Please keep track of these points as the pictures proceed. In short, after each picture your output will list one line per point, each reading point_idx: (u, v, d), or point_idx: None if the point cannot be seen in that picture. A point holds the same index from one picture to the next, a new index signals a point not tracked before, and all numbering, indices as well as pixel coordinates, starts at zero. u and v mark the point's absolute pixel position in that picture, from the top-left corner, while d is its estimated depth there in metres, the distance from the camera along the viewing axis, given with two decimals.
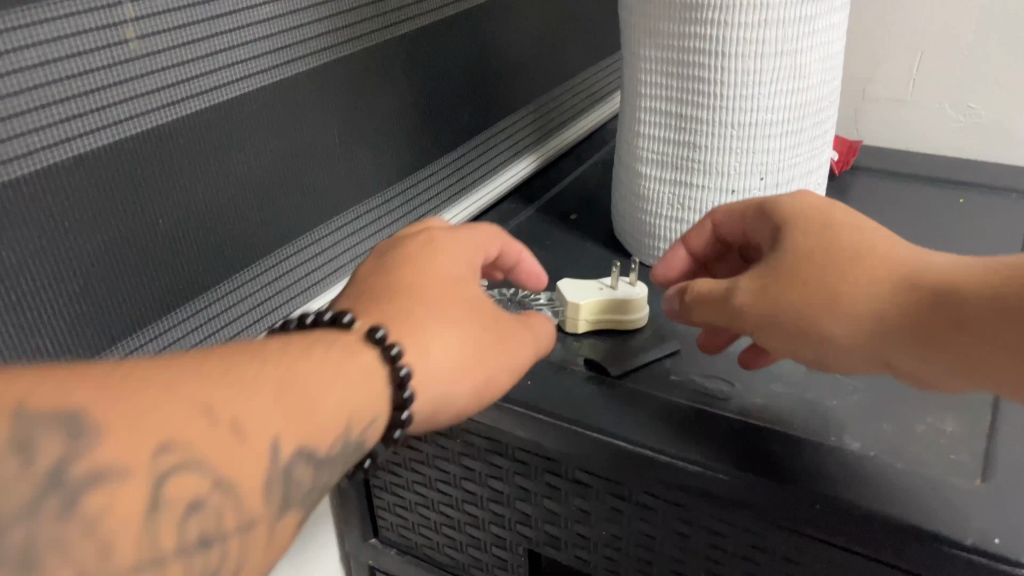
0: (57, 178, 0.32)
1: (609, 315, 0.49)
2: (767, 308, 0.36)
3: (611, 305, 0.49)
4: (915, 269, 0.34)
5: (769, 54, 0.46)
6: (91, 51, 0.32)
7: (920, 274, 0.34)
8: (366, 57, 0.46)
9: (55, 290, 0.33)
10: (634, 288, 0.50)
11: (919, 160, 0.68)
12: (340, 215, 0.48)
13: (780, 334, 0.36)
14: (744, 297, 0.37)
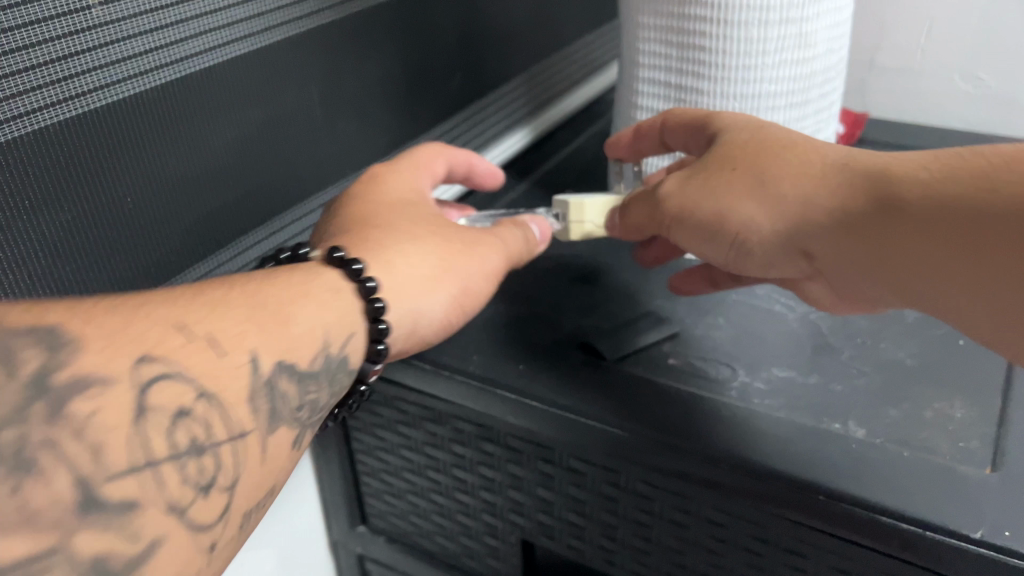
0: (21, 154, 0.30)
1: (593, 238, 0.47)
2: (682, 206, 0.39)
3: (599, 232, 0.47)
4: (850, 157, 0.35)
5: (774, 22, 0.44)
6: (48, 18, 0.30)
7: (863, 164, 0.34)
8: (349, 24, 0.44)
9: (19, 274, 0.31)
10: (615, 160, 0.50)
11: (926, 133, 0.66)
12: (321, 190, 0.46)
13: (695, 232, 0.38)
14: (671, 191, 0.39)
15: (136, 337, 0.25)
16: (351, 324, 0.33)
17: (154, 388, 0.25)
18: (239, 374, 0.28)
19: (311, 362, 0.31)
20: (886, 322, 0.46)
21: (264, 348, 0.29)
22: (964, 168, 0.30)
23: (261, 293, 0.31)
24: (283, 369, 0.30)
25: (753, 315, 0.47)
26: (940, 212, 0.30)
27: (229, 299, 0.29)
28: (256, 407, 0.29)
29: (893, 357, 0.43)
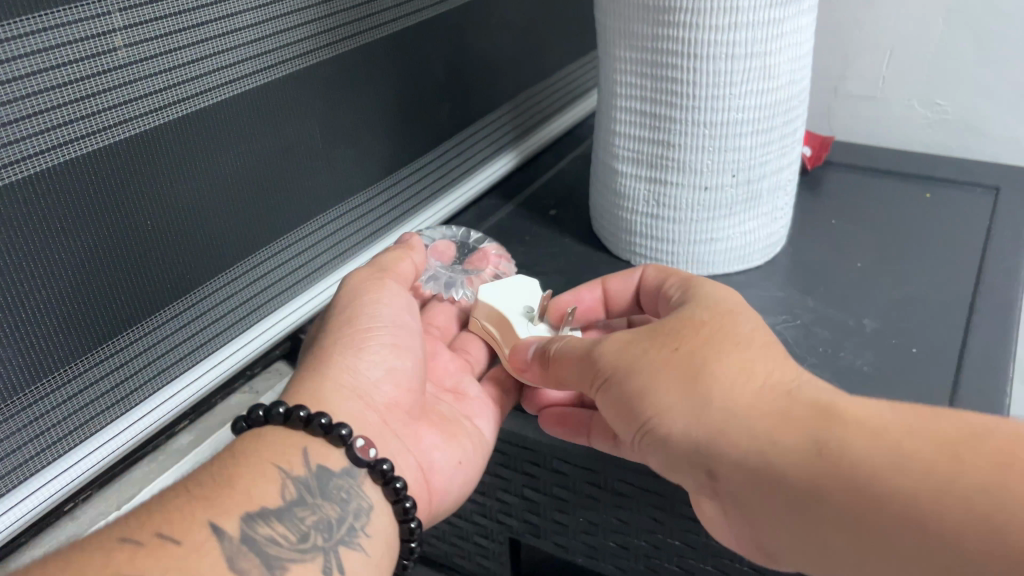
0: (51, 181, 0.34)
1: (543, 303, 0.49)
2: (559, 376, 0.40)
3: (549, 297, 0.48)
4: (707, 355, 0.35)
5: (739, 56, 0.48)
6: (80, 59, 0.33)
7: (707, 361, 0.35)
8: (346, 59, 0.47)
9: (48, 290, 0.35)
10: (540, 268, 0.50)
11: (888, 156, 0.70)
12: (323, 213, 0.49)
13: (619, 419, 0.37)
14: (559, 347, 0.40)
15: (195, 516, 0.30)
16: (358, 412, 0.38)
17: (241, 544, 0.30)
18: (293, 501, 0.33)
19: (345, 463, 0.36)
20: (846, 332, 0.49)
21: (298, 476, 0.34)
22: (813, 420, 0.31)
23: (254, 448, 0.34)
24: (329, 473, 0.35)
25: None
26: (779, 481, 0.31)
27: (231, 470, 0.33)
28: (326, 513, 0.34)
29: (852, 365, 0.46)
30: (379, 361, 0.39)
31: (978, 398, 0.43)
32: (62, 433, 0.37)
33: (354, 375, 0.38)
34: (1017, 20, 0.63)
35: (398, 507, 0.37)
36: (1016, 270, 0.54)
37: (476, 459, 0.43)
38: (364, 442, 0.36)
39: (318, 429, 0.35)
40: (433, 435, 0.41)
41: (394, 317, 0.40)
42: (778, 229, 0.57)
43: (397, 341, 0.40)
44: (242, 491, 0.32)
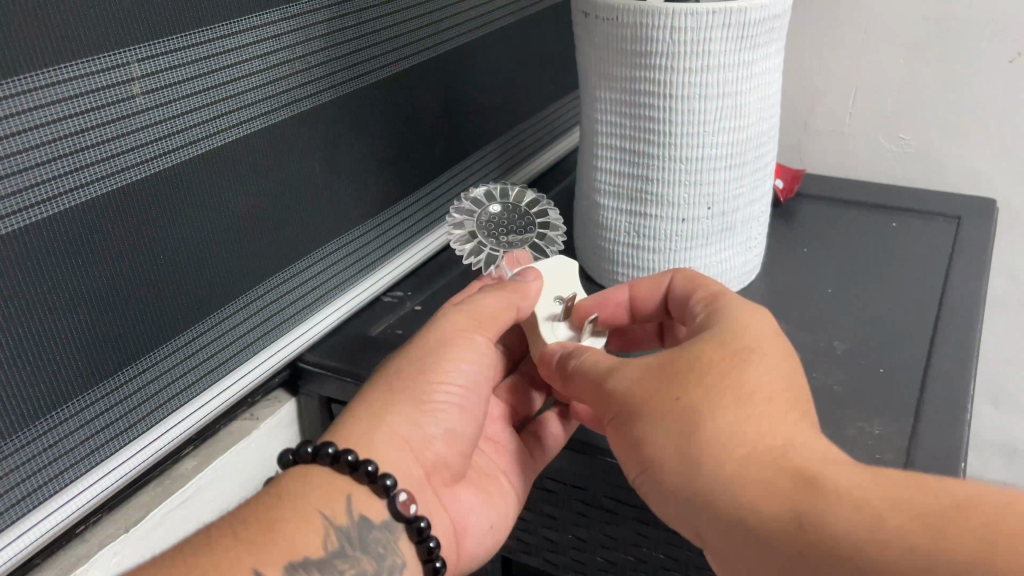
0: (72, 219, 0.36)
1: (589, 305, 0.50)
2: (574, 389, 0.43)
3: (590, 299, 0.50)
4: (707, 405, 0.35)
5: (711, 96, 0.51)
6: (103, 106, 0.36)
7: (711, 410, 0.34)
8: (344, 101, 0.50)
9: (68, 320, 0.37)
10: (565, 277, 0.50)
11: (856, 188, 0.74)
12: (322, 246, 0.51)
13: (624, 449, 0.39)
14: (576, 363, 0.42)
15: (242, 561, 0.32)
16: (406, 467, 0.40)
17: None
18: (336, 553, 0.35)
19: (386, 516, 0.38)
20: (819, 353, 0.52)
21: (342, 525, 0.36)
22: (793, 488, 0.30)
23: (302, 490, 0.36)
24: (369, 526, 0.37)
25: None
26: (750, 543, 0.31)
27: (277, 512, 0.35)
28: (364, 566, 0.36)
29: (823, 384, 0.49)
30: (440, 420, 0.41)
31: (941, 412, 0.46)
32: (77, 457, 0.39)
33: (416, 432, 0.40)
34: (971, 58, 0.67)
35: (429, 567, 0.39)
36: (975, 292, 0.57)
37: (506, 518, 0.45)
38: (405, 497, 0.38)
39: (363, 476, 0.38)
40: (471, 496, 0.44)
41: (465, 379, 0.42)
42: (753, 257, 0.60)
43: (461, 400, 0.42)
44: (289, 539, 0.34)
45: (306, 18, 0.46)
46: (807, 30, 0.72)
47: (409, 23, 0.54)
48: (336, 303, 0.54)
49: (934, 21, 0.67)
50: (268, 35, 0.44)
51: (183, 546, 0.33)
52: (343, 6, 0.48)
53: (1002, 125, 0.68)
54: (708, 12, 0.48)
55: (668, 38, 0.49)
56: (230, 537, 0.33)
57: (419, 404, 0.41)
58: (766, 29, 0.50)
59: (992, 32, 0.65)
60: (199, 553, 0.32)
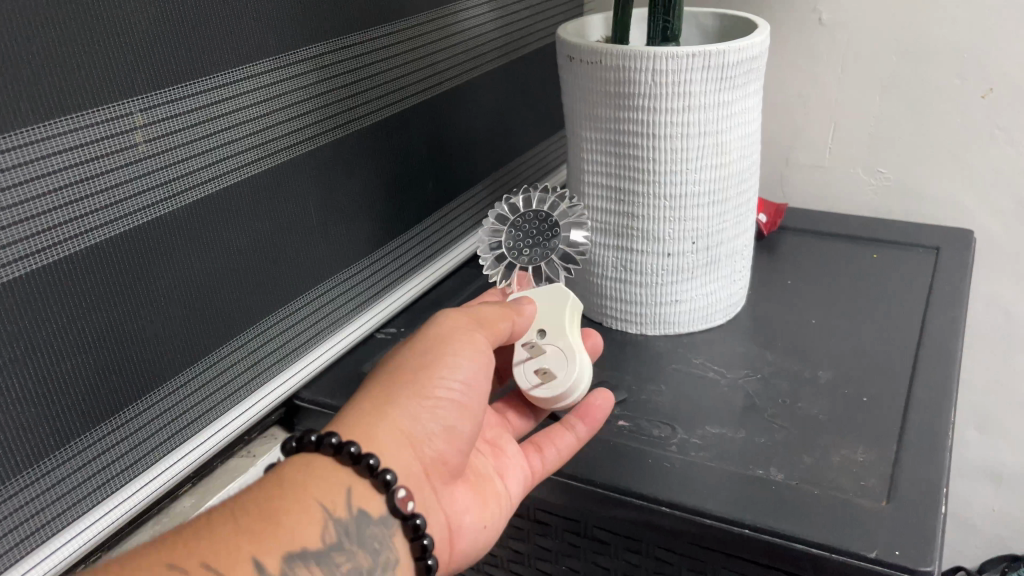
0: (76, 264, 0.37)
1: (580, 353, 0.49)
2: None
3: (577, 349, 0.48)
4: None
5: (693, 135, 0.53)
6: (106, 154, 0.38)
7: None
8: (338, 145, 0.52)
9: (72, 363, 0.38)
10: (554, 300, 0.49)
11: (839, 221, 0.76)
12: (318, 285, 0.53)
13: None
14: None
15: (241, 549, 0.33)
16: (407, 464, 0.39)
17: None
18: (333, 546, 0.35)
19: (384, 511, 0.38)
20: (804, 383, 0.53)
21: (341, 519, 0.36)
22: None
23: (305, 479, 0.37)
24: (367, 521, 0.37)
25: (691, 383, 0.55)
26: None
27: (278, 501, 0.35)
28: (358, 560, 0.36)
29: (809, 413, 0.50)
30: (440, 417, 0.40)
31: (923, 436, 0.47)
32: (78, 496, 0.39)
33: (416, 430, 0.40)
34: (945, 95, 0.69)
35: (420, 565, 0.39)
36: (954, 320, 0.58)
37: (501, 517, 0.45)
38: (405, 494, 0.38)
39: (364, 469, 0.37)
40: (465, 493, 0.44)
41: (464, 378, 0.41)
42: (738, 290, 0.61)
43: (462, 399, 0.41)
44: (289, 528, 0.34)
45: (301, 67, 0.47)
46: (786, 69, 0.75)
47: (400, 69, 0.56)
48: (331, 341, 0.55)
49: (907, 58, 0.69)
50: (264, 83, 0.45)
51: (185, 529, 0.33)
52: (336, 55, 0.50)
53: (977, 158, 0.70)
54: (688, 56, 0.50)
55: (650, 79, 0.51)
56: (232, 523, 0.34)
57: (417, 403, 0.40)
58: (744, 70, 0.52)
59: (964, 68, 0.68)
60: (200, 540, 0.33)
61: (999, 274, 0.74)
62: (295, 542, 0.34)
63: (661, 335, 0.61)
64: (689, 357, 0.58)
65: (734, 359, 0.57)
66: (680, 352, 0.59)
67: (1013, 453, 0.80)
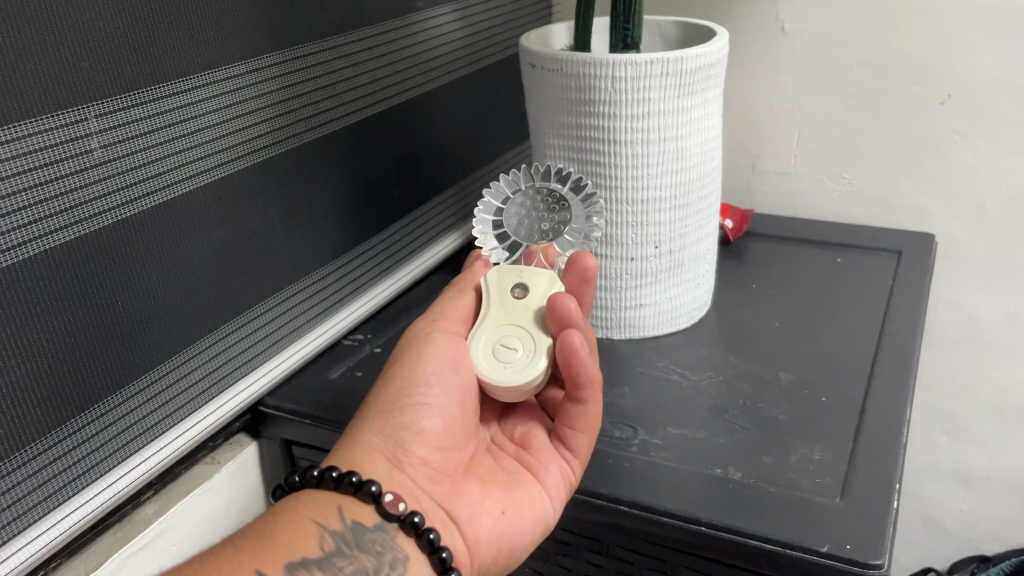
0: (31, 268, 0.37)
1: (478, 331, 0.46)
2: None
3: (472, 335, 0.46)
4: None
5: (654, 140, 0.54)
6: (61, 160, 0.38)
7: None
8: (302, 152, 0.52)
9: (28, 366, 0.38)
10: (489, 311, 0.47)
11: (806, 227, 0.77)
12: (282, 290, 0.53)
13: None
14: None
15: (244, 565, 0.35)
16: (387, 474, 0.41)
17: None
18: (333, 553, 0.37)
19: (378, 518, 0.40)
20: (765, 385, 0.54)
21: (336, 530, 0.39)
22: None
23: (296, 506, 0.39)
24: (363, 528, 0.39)
25: (654, 385, 0.55)
26: None
27: (274, 525, 0.38)
28: (363, 563, 0.38)
29: (768, 414, 0.51)
30: (409, 423, 0.42)
31: (879, 434, 0.47)
32: (34, 502, 0.39)
33: (390, 440, 0.42)
34: (905, 102, 0.70)
35: (435, 558, 0.39)
36: (913, 322, 0.59)
37: (524, 515, 0.44)
38: (392, 496, 0.40)
39: (348, 486, 0.40)
40: (472, 492, 0.44)
41: (433, 381, 0.43)
42: (701, 294, 0.62)
43: (436, 402, 0.43)
44: (285, 544, 0.37)
45: (261, 75, 0.48)
46: (751, 76, 0.76)
47: (363, 78, 0.56)
48: (297, 346, 0.55)
49: (868, 66, 0.70)
50: (224, 90, 0.46)
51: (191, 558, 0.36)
52: (297, 64, 0.50)
53: (938, 164, 0.72)
54: (646, 62, 0.51)
55: (610, 85, 0.52)
56: (233, 548, 0.36)
57: (386, 411, 0.43)
58: (703, 77, 0.53)
59: (923, 75, 0.69)
60: (201, 563, 0.35)
61: (963, 278, 0.75)
62: (292, 554, 0.36)
63: (627, 339, 0.62)
64: (654, 360, 0.59)
65: (698, 362, 0.58)
66: (646, 356, 0.60)
67: (982, 455, 0.81)
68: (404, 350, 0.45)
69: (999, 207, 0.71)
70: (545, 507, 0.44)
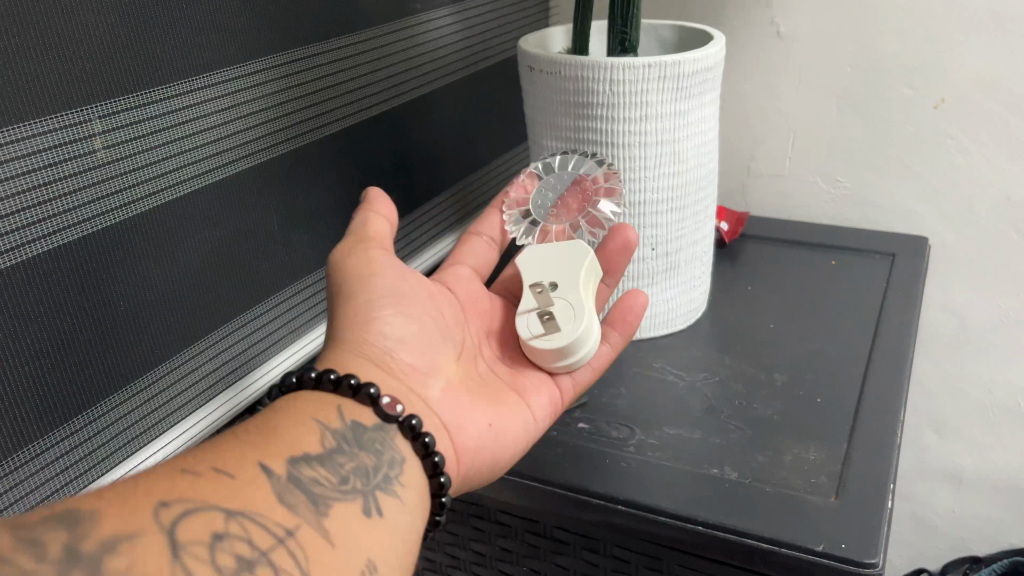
0: (33, 268, 0.37)
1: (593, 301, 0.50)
2: None
3: (568, 283, 0.49)
4: None
5: (651, 143, 0.54)
6: (65, 161, 0.38)
7: None
8: (300, 152, 0.52)
9: (29, 366, 0.38)
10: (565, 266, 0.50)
11: (800, 229, 0.77)
12: (280, 291, 0.53)
13: None
14: None
15: (247, 457, 0.35)
16: (380, 379, 0.42)
17: (288, 483, 0.35)
18: (333, 450, 0.38)
19: (377, 420, 0.40)
20: (759, 385, 0.54)
21: (336, 429, 0.39)
22: None
23: (295, 404, 0.39)
24: (362, 428, 0.39)
25: (650, 385, 0.56)
26: None
27: (274, 422, 0.38)
28: (363, 461, 0.38)
29: (762, 413, 0.51)
30: (389, 331, 0.43)
31: (872, 434, 0.48)
32: (37, 499, 0.39)
33: (375, 348, 0.42)
34: (897, 105, 0.71)
35: (428, 462, 0.40)
36: (906, 324, 0.60)
37: (507, 428, 0.45)
38: (390, 399, 0.40)
39: (347, 389, 0.40)
40: (460, 400, 0.44)
41: (395, 287, 0.44)
42: (697, 295, 0.63)
43: (404, 309, 0.44)
44: (287, 439, 0.37)
45: (261, 76, 0.48)
46: (745, 78, 0.76)
47: (362, 79, 0.57)
48: (297, 346, 0.56)
49: (860, 69, 0.71)
50: (224, 93, 0.46)
51: (189, 448, 0.36)
52: (297, 65, 0.51)
53: (931, 167, 0.72)
54: (644, 66, 0.51)
55: (607, 89, 0.52)
56: (233, 441, 0.36)
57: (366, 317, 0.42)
58: (700, 81, 0.54)
59: (915, 79, 0.69)
60: (203, 454, 0.35)
61: (954, 280, 0.76)
62: (291, 450, 0.36)
63: None
64: (649, 361, 0.59)
65: (692, 363, 0.58)
66: (641, 356, 0.60)
67: (972, 455, 0.81)
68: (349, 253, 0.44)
69: (990, 210, 0.71)
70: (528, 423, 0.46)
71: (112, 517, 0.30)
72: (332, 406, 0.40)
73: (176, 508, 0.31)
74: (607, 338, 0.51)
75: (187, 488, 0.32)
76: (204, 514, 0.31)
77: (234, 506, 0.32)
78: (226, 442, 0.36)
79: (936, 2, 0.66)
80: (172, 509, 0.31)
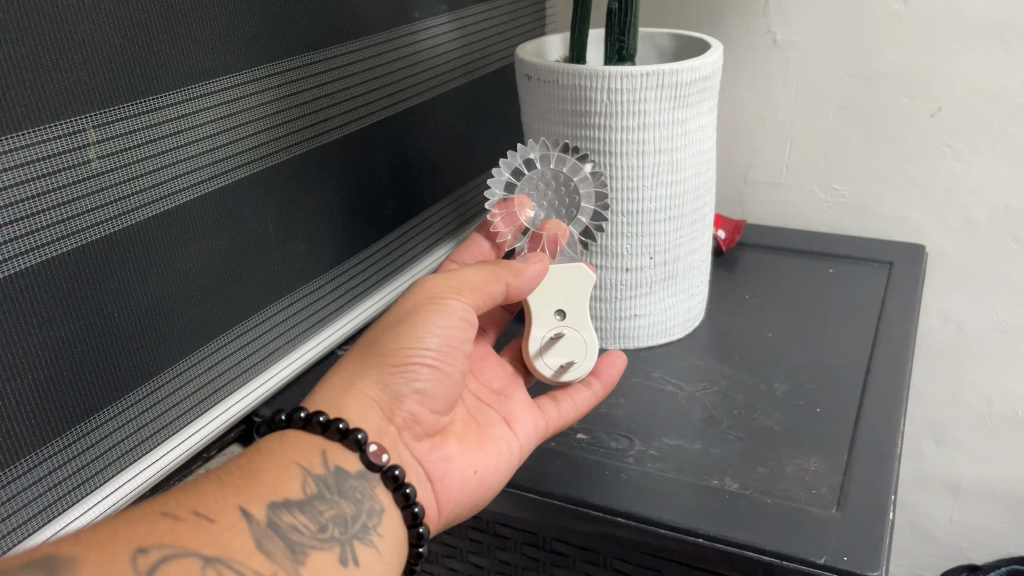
0: (28, 278, 0.37)
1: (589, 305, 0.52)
2: None
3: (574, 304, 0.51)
4: None
5: (649, 152, 0.54)
6: (57, 171, 0.38)
7: None
8: (296, 160, 0.52)
9: (24, 377, 0.37)
10: (566, 282, 0.52)
11: (798, 237, 0.77)
12: (275, 303, 0.53)
13: None
14: None
15: (228, 500, 0.35)
16: (376, 424, 0.42)
17: (267, 528, 0.35)
18: (314, 496, 0.37)
19: (361, 467, 0.40)
20: (758, 395, 0.54)
21: (318, 474, 0.39)
22: None
23: (280, 446, 0.39)
24: (345, 474, 0.39)
25: (649, 395, 0.56)
26: None
27: (260, 464, 0.38)
28: (343, 509, 0.38)
29: (763, 423, 0.51)
30: (411, 382, 0.43)
31: (874, 444, 0.48)
32: (29, 514, 0.39)
33: (386, 392, 0.43)
34: (896, 114, 0.71)
35: (407, 513, 0.40)
36: (905, 333, 0.60)
37: (491, 477, 0.46)
38: (376, 448, 0.40)
39: (335, 433, 0.40)
40: (449, 449, 0.45)
41: (443, 344, 0.44)
42: (696, 304, 0.62)
43: (439, 364, 0.44)
44: (269, 482, 0.37)
45: (257, 85, 0.48)
46: (743, 86, 0.76)
47: (358, 89, 0.56)
48: (292, 358, 0.55)
49: (857, 78, 0.71)
50: (220, 102, 0.46)
51: (172, 488, 0.36)
52: (293, 74, 0.50)
53: (930, 175, 0.72)
54: (642, 75, 0.51)
55: (605, 98, 0.52)
56: (218, 481, 0.36)
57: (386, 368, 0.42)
58: (697, 89, 0.53)
59: (913, 87, 0.69)
60: (184, 494, 0.35)
61: (952, 288, 0.76)
62: (271, 494, 0.36)
63: (621, 349, 0.62)
64: (648, 370, 0.59)
65: (692, 372, 0.58)
66: (640, 365, 0.60)
67: (970, 463, 0.81)
68: (416, 303, 0.45)
69: (988, 218, 0.71)
70: (508, 466, 0.47)
71: (90, 561, 0.30)
72: (319, 450, 0.39)
73: (155, 553, 0.31)
74: (591, 383, 0.51)
75: (167, 531, 0.32)
76: (181, 561, 0.32)
77: (211, 552, 0.32)
78: (213, 481, 0.36)
79: (934, 11, 0.66)
80: (152, 553, 0.31)
